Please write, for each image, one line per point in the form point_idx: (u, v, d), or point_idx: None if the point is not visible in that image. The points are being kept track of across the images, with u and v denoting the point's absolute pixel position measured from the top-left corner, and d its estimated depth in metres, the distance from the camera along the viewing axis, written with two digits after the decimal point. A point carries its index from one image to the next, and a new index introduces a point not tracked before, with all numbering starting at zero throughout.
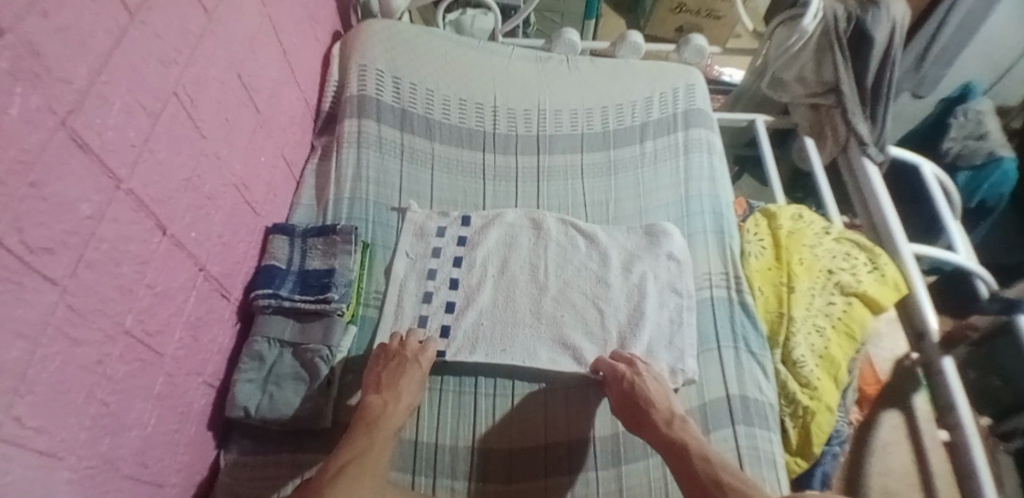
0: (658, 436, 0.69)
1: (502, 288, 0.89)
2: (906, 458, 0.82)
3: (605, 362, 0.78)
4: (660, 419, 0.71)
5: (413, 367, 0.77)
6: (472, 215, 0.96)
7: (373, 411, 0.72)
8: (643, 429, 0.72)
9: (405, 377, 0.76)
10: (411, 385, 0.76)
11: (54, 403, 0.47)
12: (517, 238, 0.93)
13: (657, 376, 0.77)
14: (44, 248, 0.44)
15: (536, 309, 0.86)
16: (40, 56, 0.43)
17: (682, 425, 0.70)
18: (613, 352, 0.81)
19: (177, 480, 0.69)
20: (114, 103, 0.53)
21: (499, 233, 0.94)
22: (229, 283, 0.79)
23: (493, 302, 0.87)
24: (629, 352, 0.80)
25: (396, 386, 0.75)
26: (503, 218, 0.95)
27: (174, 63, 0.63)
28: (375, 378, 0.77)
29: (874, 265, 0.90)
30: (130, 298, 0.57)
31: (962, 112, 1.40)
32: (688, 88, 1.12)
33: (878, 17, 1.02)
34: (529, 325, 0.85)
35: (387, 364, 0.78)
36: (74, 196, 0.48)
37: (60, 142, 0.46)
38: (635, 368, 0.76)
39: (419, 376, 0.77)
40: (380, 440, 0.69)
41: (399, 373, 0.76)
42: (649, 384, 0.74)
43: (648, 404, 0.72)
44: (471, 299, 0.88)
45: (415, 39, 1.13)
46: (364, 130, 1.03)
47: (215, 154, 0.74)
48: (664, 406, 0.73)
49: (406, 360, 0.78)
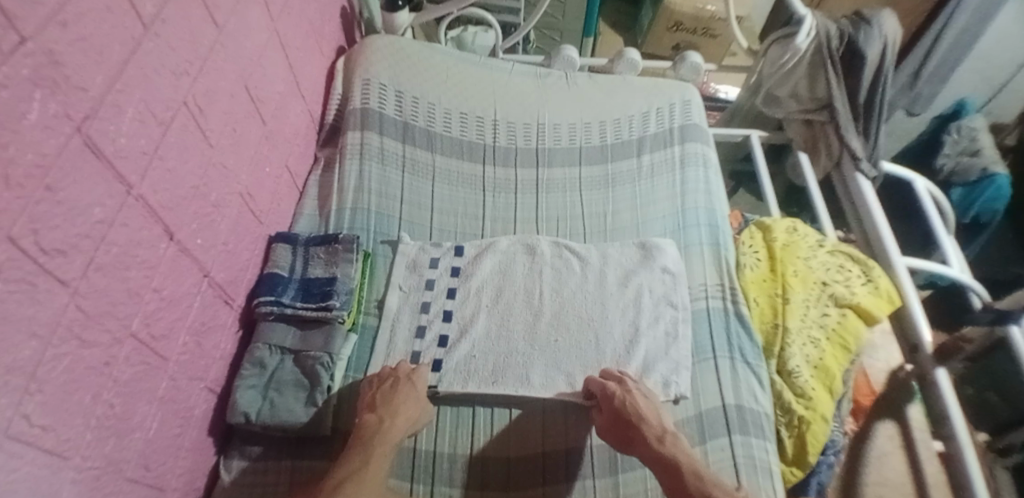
0: (649, 452, 0.70)
1: (496, 319, 0.89)
2: (901, 467, 0.83)
3: (595, 382, 0.78)
4: (651, 435, 0.72)
5: (407, 386, 0.78)
6: (466, 246, 0.97)
7: (368, 430, 0.72)
8: (634, 446, 0.72)
9: (399, 395, 0.76)
10: (409, 406, 0.76)
11: (62, 403, 0.48)
12: (512, 263, 0.94)
13: (649, 393, 0.78)
14: (57, 250, 0.46)
15: (531, 336, 0.87)
16: (59, 65, 0.45)
17: (674, 441, 0.71)
18: (602, 370, 0.81)
19: (177, 485, 0.69)
20: (128, 111, 0.55)
21: (494, 260, 0.95)
22: (232, 290, 0.81)
23: (487, 332, 0.88)
24: (619, 370, 0.81)
25: (388, 403, 0.75)
26: (497, 247, 0.96)
27: (186, 74, 0.65)
28: (370, 397, 0.77)
29: (868, 277, 0.92)
30: (137, 301, 0.58)
31: (956, 128, 1.43)
32: (685, 103, 1.14)
33: (870, 35, 1.05)
34: (523, 353, 0.85)
35: (382, 385, 0.78)
36: (87, 201, 0.49)
37: (75, 147, 0.47)
38: (625, 386, 0.77)
39: (413, 397, 0.77)
40: (376, 457, 0.69)
41: (393, 391, 0.76)
42: (641, 402, 0.75)
43: (639, 420, 0.73)
44: (465, 330, 0.88)
45: (418, 54, 1.15)
46: (366, 142, 1.05)
47: (222, 164, 0.76)
48: (655, 422, 0.73)
49: (399, 380, 0.78)
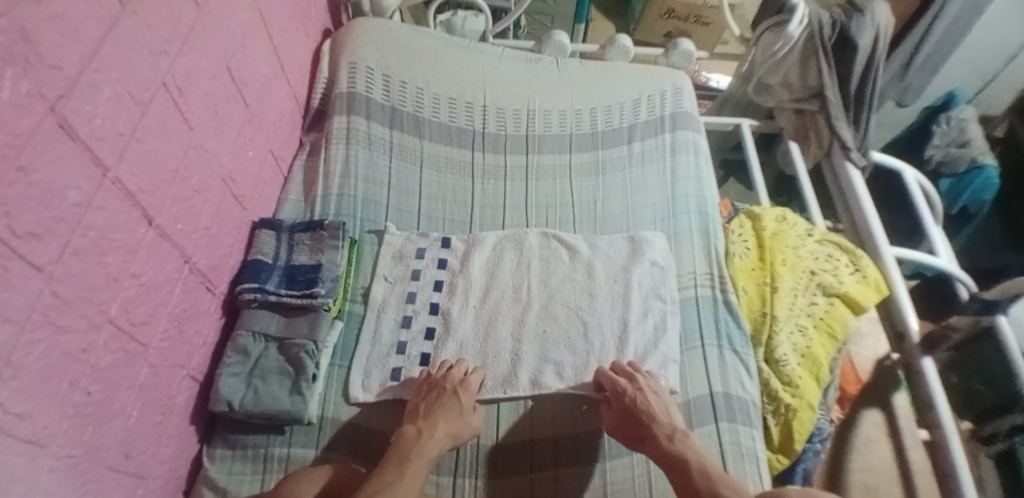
0: (658, 451, 0.69)
1: (484, 313, 0.88)
2: (887, 455, 0.84)
3: (607, 377, 0.77)
4: (662, 434, 0.71)
5: (451, 398, 0.74)
6: (454, 238, 0.95)
7: (406, 443, 0.69)
8: (644, 444, 0.71)
9: (442, 407, 0.73)
10: (451, 417, 0.73)
11: (38, 389, 0.47)
12: (501, 258, 0.93)
13: (658, 391, 0.76)
14: (30, 233, 0.44)
15: (519, 329, 0.86)
16: (32, 42, 0.43)
17: (684, 438, 0.70)
18: (613, 364, 0.80)
19: (160, 473, 0.68)
20: (104, 91, 0.53)
21: (484, 254, 0.93)
22: (215, 277, 0.79)
23: (475, 332, 0.86)
24: (629, 365, 0.79)
25: (431, 417, 0.72)
26: (486, 242, 0.94)
27: (165, 54, 0.63)
28: (419, 407, 0.75)
29: (856, 266, 0.92)
30: (116, 287, 0.57)
31: (945, 119, 1.42)
32: (676, 90, 1.13)
33: (862, 24, 1.04)
34: (511, 347, 0.84)
35: (428, 394, 0.76)
36: (62, 183, 0.48)
37: (49, 128, 0.46)
38: (636, 384, 0.75)
39: (457, 409, 0.74)
40: (412, 470, 0.65)
41: (437, 402, 0.74)
42: (652, 401, 0.74)
43: (650, 420, 0.72)
44: (451, 326, 0.87)
45: (408, 39, 1.13)
46: (353, 126, 1.03)
47: (203, 147, 0.74)
48: (666, 420, 0.72)
49: (445, 392, 0.75)
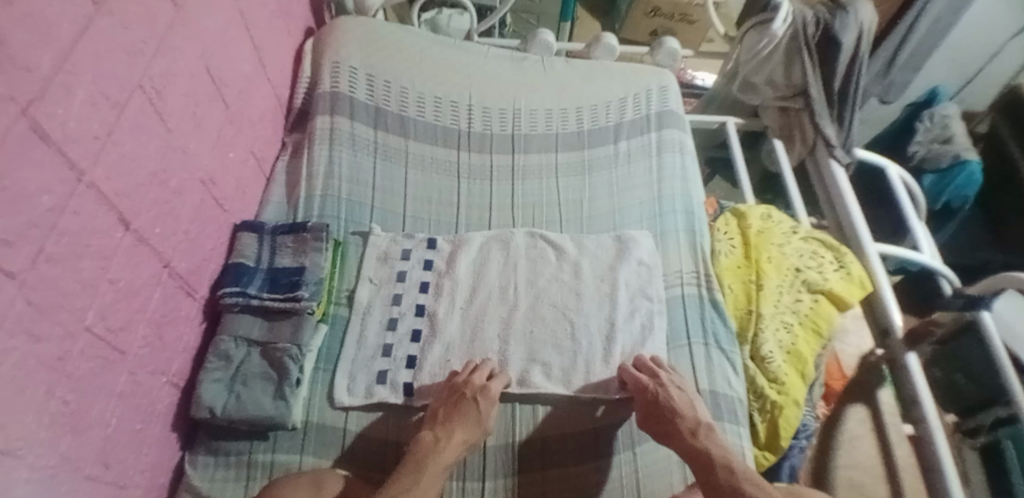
0: (685, 447, 0.69)
1: (470, 315, 0.87)
2: (871, 452, 0.87)
3: (629, 374, 0.77)
4: (685, 427, 0.71)
5: (471, 406, 0.73)
6: (439, 239, 0.95)
7: (421, 450, 0.69)
8: (669, 440, 0.71)
9: (461, 416, 0.72)
10: (468, 424, 0.71)
11: (12, 399, 0.46)
12: (488, 259, 0.92)
13: (681, 385, 0.76)
14: (3, 240, 0.43)
15: (506, 331, 0.85)
16: (5, 45, 0.42)
17: (708, 433, 0.70)
18: (635, 359, 0.80)
19: (141, 481, 0.67)
20: (79, 93, 0.52)
21: (471, 255, 0.93)
22: (195, 281, 0.78)
23: (462, 333, 0.86)
24: (652, 361, 0.79)
25: (450, 423, 0.71)
26: (472, 243, 0.93)
27: (141, 54, 0.62)
28: (440, 412, 0.74)
29: (840, 263, 0.92)
30: (92, 293, 0.56)
31: (928, 116, 1.45)
32: (662, 89, 1.13)
33: (846, 21, 1.04)
34: (498, 348, 0.84)
35: (448, 399, 0.75)
36: (34, 187, 0.46)
37: (21, 132, 0.44)
38: (659, 379, 0.75)
39: (476, 418, 0.72)
40: (428, 477, 0.66)
41: (456, 408, 0.73)
42: (676, 397, 0.73)
43: (673, 415, 0.71)
44: (438, 328, 0.86)
45: (392, 37, 1.12)
46: (337, 127, 1.02)
47: (182, 148, 0.72)
48: (690, 415, 0.72)
49: (464, 398, 0.73)
